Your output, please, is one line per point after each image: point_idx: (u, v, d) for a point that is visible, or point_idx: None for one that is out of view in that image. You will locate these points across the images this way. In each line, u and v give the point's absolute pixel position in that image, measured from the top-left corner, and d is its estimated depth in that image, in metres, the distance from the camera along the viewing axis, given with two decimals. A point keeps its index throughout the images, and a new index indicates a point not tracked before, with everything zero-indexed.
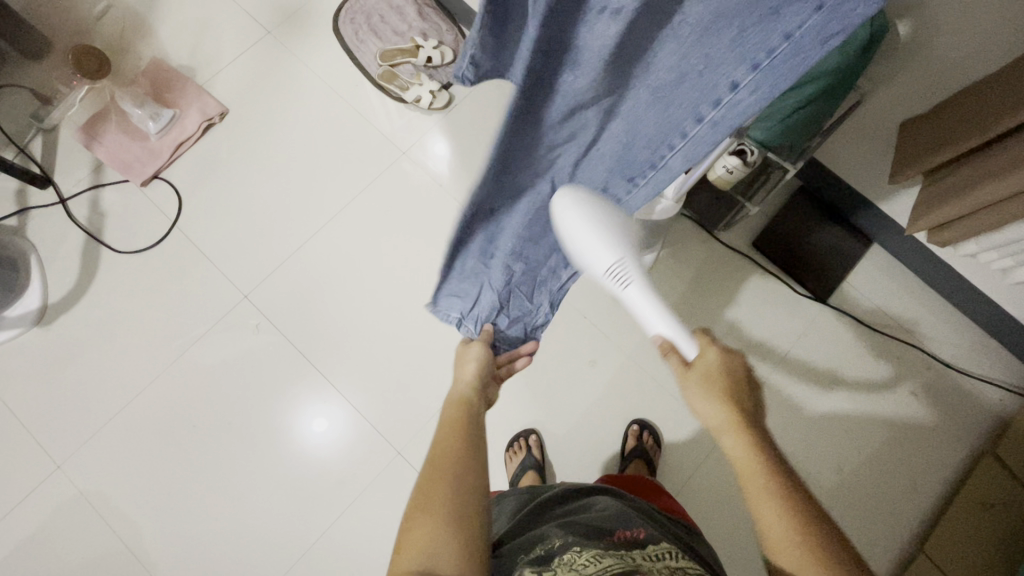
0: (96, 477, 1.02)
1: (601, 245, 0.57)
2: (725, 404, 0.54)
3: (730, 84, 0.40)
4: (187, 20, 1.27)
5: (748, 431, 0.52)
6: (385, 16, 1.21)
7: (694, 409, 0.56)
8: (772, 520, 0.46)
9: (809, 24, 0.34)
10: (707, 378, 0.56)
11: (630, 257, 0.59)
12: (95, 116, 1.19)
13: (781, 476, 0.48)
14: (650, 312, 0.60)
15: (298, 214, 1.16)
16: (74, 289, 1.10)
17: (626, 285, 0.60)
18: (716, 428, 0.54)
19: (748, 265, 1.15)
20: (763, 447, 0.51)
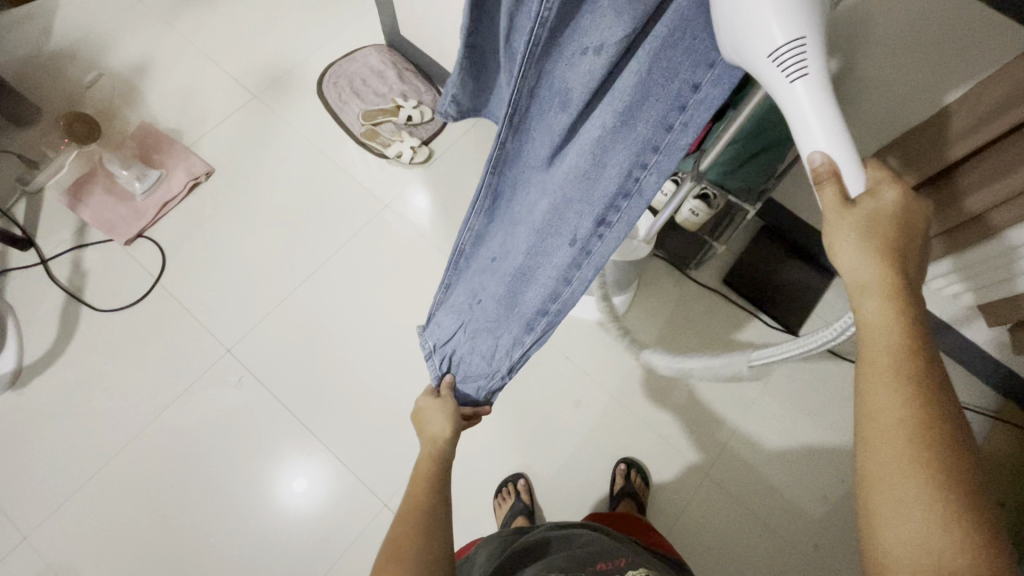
0: (64, 548, 0.97)
1: (772, 13, 0.37)
2: (885, 260, 0.40)
3: (692, 85, 0.43)
4: (176, 87, 1.32)
5: (904, 301, 0.40)
6: (367, 80, 1.33)
7: (835, 258, 0.43)
8: (893, 418, 0.38)
9: None
10: (869, 226, 0.41)
11: (812, 39, 0.38)
12: (81, 178, 1.21)
13: (923, 377, 0.38)
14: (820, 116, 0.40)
15: (282, 267, 1.18)
16: (50, 350, 1.08)
17: (793, 79, 0.39)
18: (860, 289, 0.41)
19: (720, 300, 1.21)
20: (914, 331, 0.39)
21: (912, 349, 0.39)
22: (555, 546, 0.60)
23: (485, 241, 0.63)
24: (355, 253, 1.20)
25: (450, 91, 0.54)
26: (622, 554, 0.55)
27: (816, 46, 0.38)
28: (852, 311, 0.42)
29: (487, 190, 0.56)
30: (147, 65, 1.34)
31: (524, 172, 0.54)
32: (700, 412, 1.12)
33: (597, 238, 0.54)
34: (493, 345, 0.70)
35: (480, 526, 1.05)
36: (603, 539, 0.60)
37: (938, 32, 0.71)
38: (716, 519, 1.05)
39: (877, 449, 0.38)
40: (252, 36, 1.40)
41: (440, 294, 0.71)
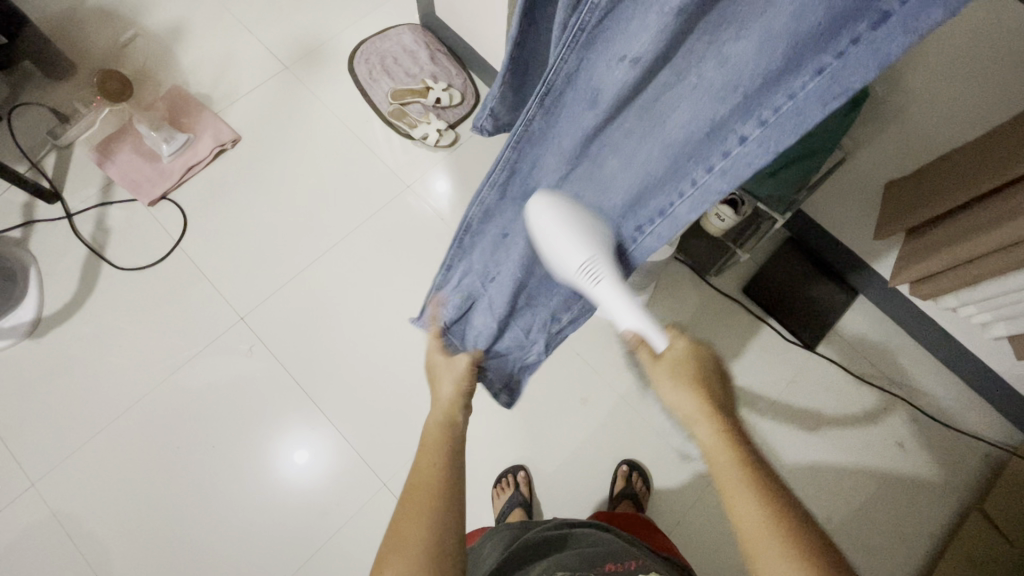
0: (71, 498, 0.99)
1: (569, 242, 0.53)
2: (695, 391, 0.53)
3: (739, 138, 0.43)
4: (209, 52, 1.32)
5: (719, 419, 0.51)
6: (399, 60, 1.32)
7: (667, 402, 0.54)
8: (747, 518, 0.45)
9: (811, 85, 0.38)
10: (676, 370, 0.54)
11: (602, 255, 0.54)
12: (110, 136, 1.22)
13: (761, 476, 0.47)
14: (622, 308, 0.54)
15: (301, 240, 1.18)
16: (69, 304, 1.10)
17: (597, 282, 0.54)
18: (688, 416, 0.53)
19: (739, 310, 1.18)
20: (734, 436, 0.50)
21: (742, 456, 0.48)
22: (559, 545, 0.59)
23: (494, 217, 0.61)
24: (373, 232, 1.20)
25: (489, 101, 0.55)
26: (632, 553, 0.56)
27: (606, 266, 0.54)
28: (691, 434, 0.52)
29: (505, 164, 0.54)
30: (181, 28, 1.34)
31: (549, 152, 0.53)
32: None
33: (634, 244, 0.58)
34: (526, 323, 0.72)
35: (476, 514, 1.05)
36: (611, 540, 0.59)
37: (997, 55, 0.69)
38: (715, 529, 1.03)
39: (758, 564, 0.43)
40: (287, 6, 1.39)
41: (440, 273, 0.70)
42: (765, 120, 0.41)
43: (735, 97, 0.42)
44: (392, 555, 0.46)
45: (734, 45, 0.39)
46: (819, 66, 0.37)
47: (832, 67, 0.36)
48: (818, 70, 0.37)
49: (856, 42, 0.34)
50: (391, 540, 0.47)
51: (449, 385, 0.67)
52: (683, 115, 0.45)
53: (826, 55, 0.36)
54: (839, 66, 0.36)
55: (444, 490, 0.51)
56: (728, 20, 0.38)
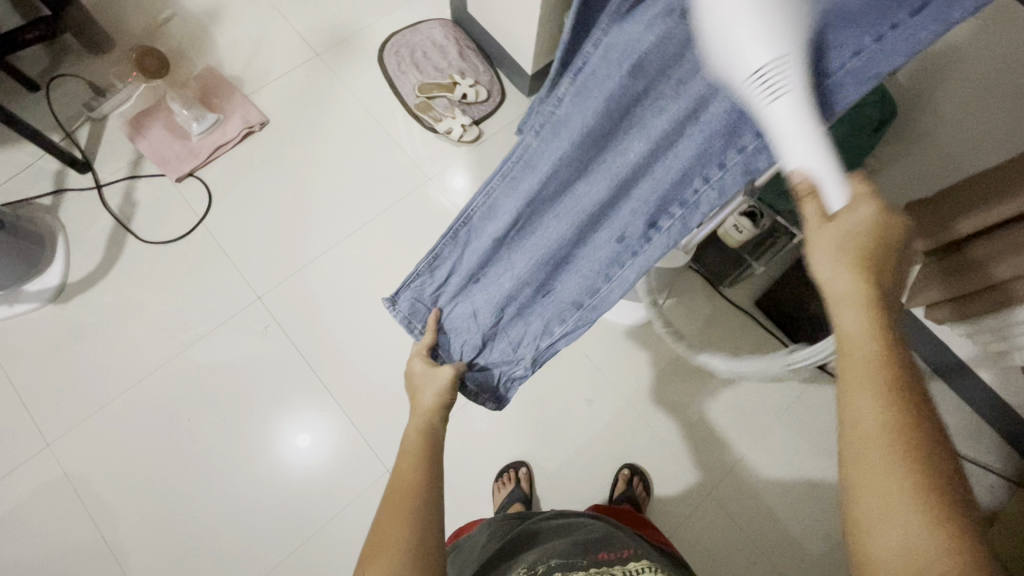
0: (84, 461, 1.01)
1: (746, 41, 0.39)
2: (860, 271, 0.41)
3: None
4: (243, 35, 1.35)
5: (882, 310, 0.40)
6: (428, 54, 1.34)
7: (814, 272, 0.43)
8: (864, 415, 0.36)
9: (848, 65, 0.42)
10: (843, 243, 0.42)
11: (792, 59, 0.39)
12: (143, 111, 1.25)
13: (909, 402, 0.36)
14: (796, 136, 0.41)
15: (322, 225, 1.20)
16: (94, 272, 1.12)
17: (773, 98, 0.40)
18: (837, 302, 0.41)
19: (750, 323, 1.19)
20: (891, 332, 0.39)
21: (894, 369, 0.37)
22: (551, 535, 0.59)
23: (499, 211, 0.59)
24: (392, 222, 1.21)
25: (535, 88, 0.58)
26: (624, 543, 0.55)
27: (793, 72, 0.40)
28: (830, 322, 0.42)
29: (519, 156, 0.55)
30: (218, 10, 1.37)
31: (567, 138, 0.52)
32: (709, 432, 1.11)
33: (640, 246, 0.57)
34: (519, 332, 0.69)
35: (475, 507, 1.06)
36: (604, 529, 0.59)
37: None
38: (712, 539, 1.04)
39: (862, 495, 0.35)
40: None
41: (424, 265, 0.66)
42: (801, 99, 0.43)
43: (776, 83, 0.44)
44: (372, 555, 0.44)
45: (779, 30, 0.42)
46: (855, 49, 0.41)
47: (870, 49, 0.41)
48: (857, 51, 0.41)
49: (893, 28, 0.40)
50: (371, 543, 0.46)
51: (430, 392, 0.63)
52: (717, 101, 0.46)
53: (865, 38, 0.41)
54: (877, 49, 0.41)
55: (421, 495, 0.49)
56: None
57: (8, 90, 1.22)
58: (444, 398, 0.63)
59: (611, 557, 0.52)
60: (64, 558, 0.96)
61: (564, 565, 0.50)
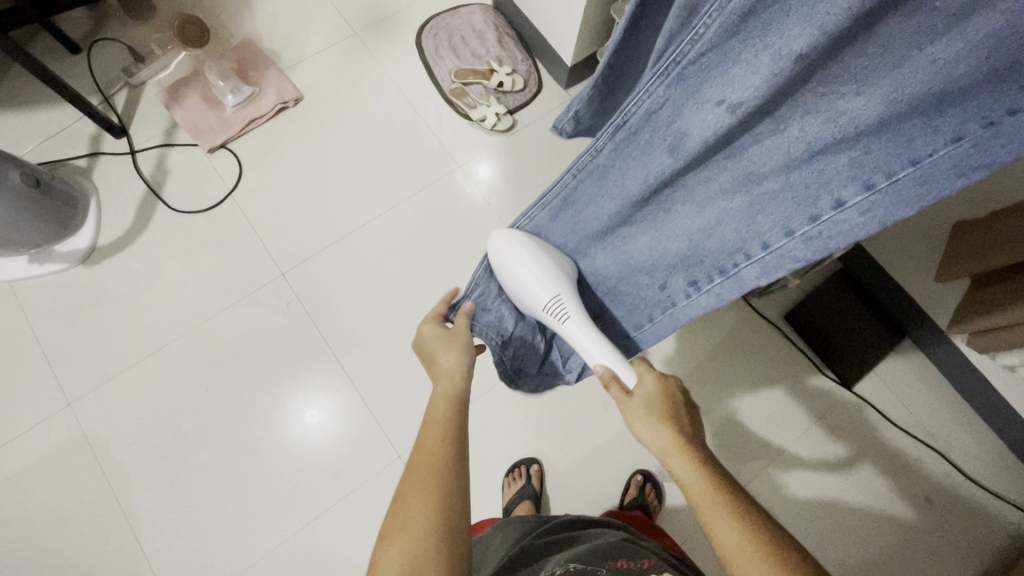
0: (103, 423, 1.02)
1: (536, 283, 0.61)
2: (668, 426, 0.52)
3: (834, 202, 0.40)
4: (283, 9, 1.34)
5: (693, 448, 0.51)
6: (467, 39, 1.32)
7: (637, 435, 0.54)
8: (732, 547, 0.43)
9: (940, 154, 0.33)
10: (648, 405, 0.54)
11: (566, 296, 0.61)
12: (180, 80, 1.25)
13: (744, 509, 0.45)
14: (590, 343, 0.60)
15: (349, 205, 1.19)
16: (123, 237, 1.13)
17: (563, 319, 0.61)
18: (661, 450, 0.52)
19: (777, 336, 1.15)
20: (710, 465, 0.49)
21: (723, 499, 0.46)
22: (568, 545, 0.57)
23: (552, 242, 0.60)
24: (419, 207, 1.20)
25: (573, 106, 0.53)
26: (645, 554, 0.52)
27: (568, 299, 0.61)
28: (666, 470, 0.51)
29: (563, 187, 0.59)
30: None
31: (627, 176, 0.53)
32: (726, 446, 1.08)
33: (687, 296, 0.57)
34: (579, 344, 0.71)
35: (485, 500, 1.05)
36: (621, 538, 0.57)
37: None
38: (723, 554, 1.01)
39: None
40: None
41: (481, 271, 0.67)
42: (874, 186, 0.37)
43: (851, 159, 0.38)
44: (395, 532, 0.43)
45: (858, 100, 0.36)
46: (963, 126, 0.31)
47: (974, 138, 0.31)
48: (956, 137, 0.32)
49: (1015, 113, 0.29)
50: (394, 515, 0.44)
51: (457, 353, 0.58)
52: (775, 163, 0.42)
53: (972, 121, 0.31)
54: (985, 135, 0.31)
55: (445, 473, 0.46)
56: (849, 78, 0.35)
57: (50, 51, 1.23)
58: (467, 366, 0.58)
59: (628, 567, 0.49)
60: (79, 515, 0.97)
61: None
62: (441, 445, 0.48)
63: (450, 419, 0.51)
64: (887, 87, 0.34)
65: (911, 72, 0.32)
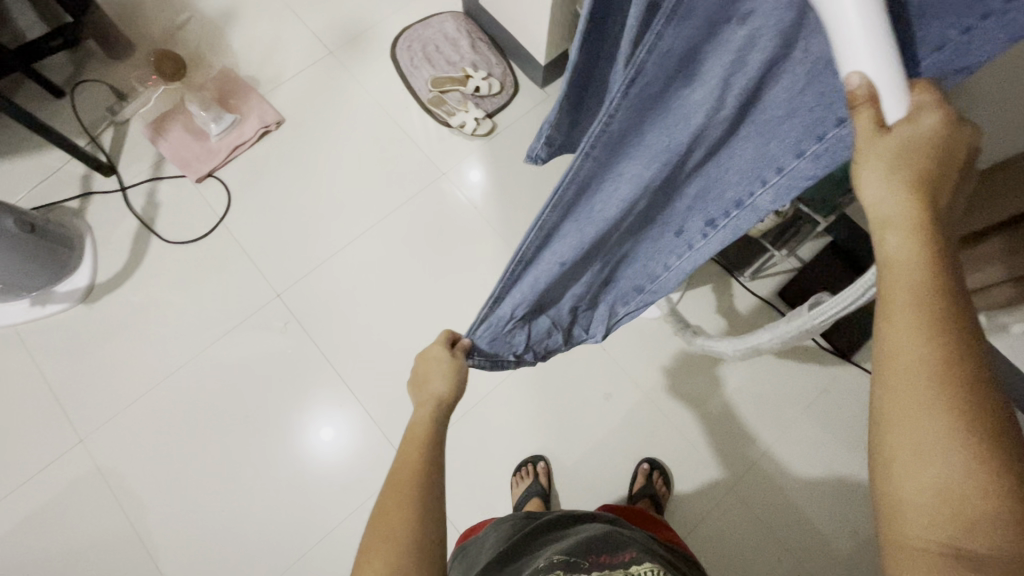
0: (115, 455, 1.05)
1: None
2: (912, 192, 0.32)
3: (837, 118, 0.40)
4: (257, 35, 1.36)
5: (934, 233, 0.32)
6: (441, 48, 1.33)
7: (861, 194, 0.34)
8: (908, 356, 0.31)
9: (929, 63, 0.34)
10: (902, 155, 0.33)
11: None
12: (164, 114, 1.27)
13: (960, 329, 0.30)
14: (875, 48, 0.29)
15: (339, 221, 1.21)
16: (121, 272, 1.16)
17: (849, 16, 0.28)
18: (881, 222, 0.34)
19: (772, 314, 1.16)
20: (942, 262, 0.32)
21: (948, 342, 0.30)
22: (556, 540, 0.59)
23: (555, 241, 0.50)
24: (408, 217, 1.22)
25: (544, 129, 0.53)
26: (629, 547, 0.53)
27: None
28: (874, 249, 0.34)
29: (560, 204, 0.46)
30: (234, 10, 1.38)
31: (629, 166, 0.44)
32: (732, 426, 1.09)
33: (702, 237, 0.54)
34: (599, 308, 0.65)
35: (495, 501, 1.05)
36: (609, 530, 0.58)
37: None
38: (735, 535, 1.02)
39: (902, 495, 0.30)
40: None
41: (487, 310, 0.55)
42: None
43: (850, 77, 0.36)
44: (375, 546, 0.44)
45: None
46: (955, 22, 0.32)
47: (955, 44, 0.33)
48: (937, 47, 0.33)
49: (986, 17, 0.31)
50: (376, 529, 0.45)
51: (444, 379, 0.58)
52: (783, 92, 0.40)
53: (951, 30, 0.32)
54: (965, 40, 0.32)
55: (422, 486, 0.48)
56: None
57: (36, 97, 1.26)
58: (454, 392, 0.59)
59: (612, 561, 0.50)
60: (98, 549, 0.99)
61: (565, 568, 0.49)
62: (420, 465, 0.50)
63: (429, 438, 0.54)
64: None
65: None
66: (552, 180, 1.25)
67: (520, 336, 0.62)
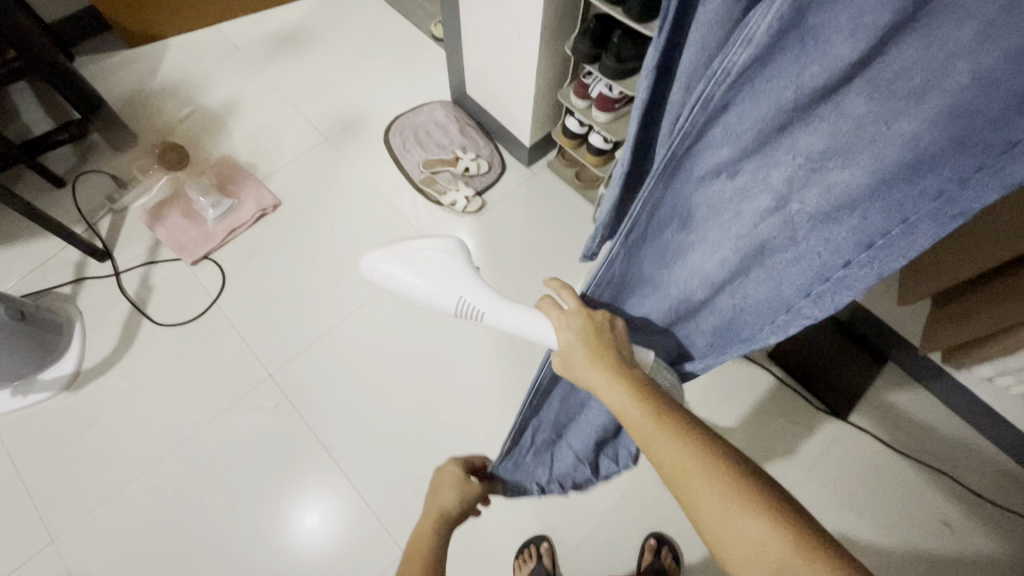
0: (89, 555, 0.98)
1: (430, 291, 0.65)
2: (602, 362, 0.49)
3: (842, 263, 0.38)
4: (256, 125, 1.44)
5: (631, 377, 0.47)
6: (432, 133, 1.42)
7: (576, 378, 0.50)
8: (668, 462, 0.42)
9: (924, 211, 0.33)
10: (587, 347, 0.50)
11: (467, 292, 0.63)
12: (162, 201, 1.31)
13: (688, 430, 0.43)
14: (509, 324, 0.59)
15: (334, 298, 1.22)
16: (109, 357, 1.14)
17: (479, 316, 0.61)
18: (598, 389, 0.49)
19: (764, 375, 1.16)
20: (649, 394, 0.46)
21: (642, 390, 0.46)
22: None
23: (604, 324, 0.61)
24: (404, 291, 1.24)
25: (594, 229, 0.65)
26: None
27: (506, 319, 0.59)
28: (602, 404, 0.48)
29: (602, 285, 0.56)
30: (235, 103, 1.47)
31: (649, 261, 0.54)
32: None
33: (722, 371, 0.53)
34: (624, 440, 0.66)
35: None
36: None
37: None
38: None
39: (682, 477, 0.41)
40: (332, 84, 1.51)
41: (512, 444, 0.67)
42: (912, 221, 0.34)
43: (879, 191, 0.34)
44: None
45: (840, 172, 0.37)
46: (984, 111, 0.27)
47: (950, 196, 0.31)
48: (939, 192, 0.32)
49: (979, 171, 0.30)
50: None
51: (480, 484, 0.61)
52: (776, 231, 0.42)
53: (949, 181, 0.31)
54: (960, 192, 0.31)
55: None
56: (830, 140, 0.36)
57: (37, 188, 1.30)
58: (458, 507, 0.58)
59: None
60: None
61: None
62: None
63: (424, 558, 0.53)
64: (866, 155, 0.35)
65: (924, 98, 0.31)
66: (541, 252, 1.30)
67: (546, 467, 0.73)
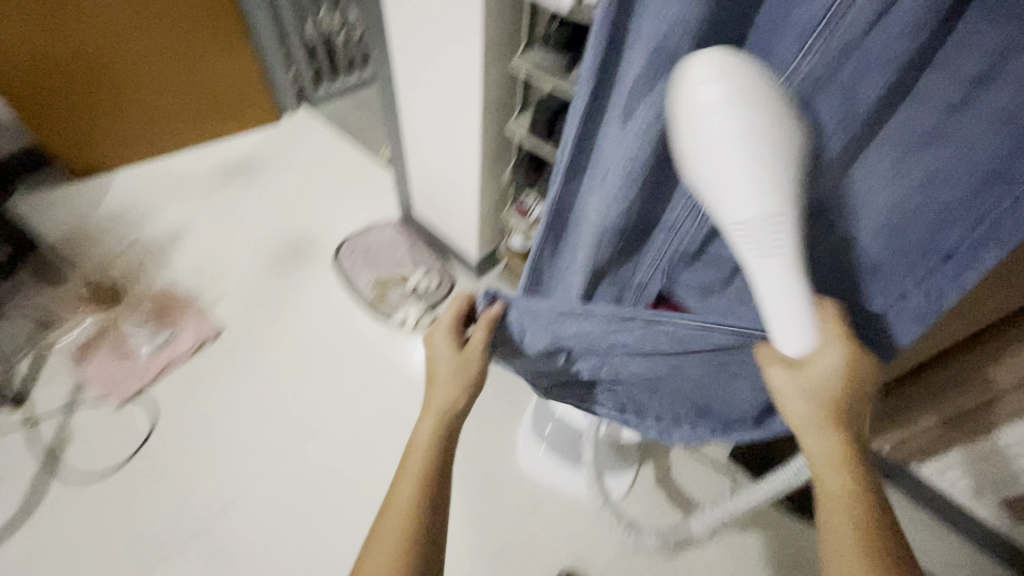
0: None
1: (732, 193, 0.37)
2: (826, 412, 0.48)
3: (902, 290, 0.47)
4: (202, 252, 1.42)
5: (842, 428, 0.49)
6: (382, 252, 1.42)
7: (787, 414, 0.50)
8: (840, 520, 0.46)
9: (967, 238, 0.41)
10: (812, 393, 0.48)
11: (786, 213, 0.38)
12: (91, 338, 1.24)
13: (870, 503, 0.47)
14: (783, 285, 0.41)
15: (280, 431, 1.15)
16: (5, 526, 1.02)
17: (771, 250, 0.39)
18: (800, 428, 0.50)
19: (730, 476, 1.15)
20: (852, 450, 0.48)
21: (852, 445, 0.48)
22: None
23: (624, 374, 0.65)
24: (356, 414, 1.19)
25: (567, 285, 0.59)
26: None
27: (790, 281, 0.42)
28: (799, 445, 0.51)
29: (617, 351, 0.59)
30: (181, 231, 1.46)
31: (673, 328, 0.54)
32: None
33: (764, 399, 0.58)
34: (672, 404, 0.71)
35: None
36: None
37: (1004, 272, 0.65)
38: None
39: (832, 530, 0.47)
40: (283, 208, 1.54)
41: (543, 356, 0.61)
42: (957, 248, 0.42)
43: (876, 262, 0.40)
44: None
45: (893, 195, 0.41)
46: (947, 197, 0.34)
47: (980, 228, 0.40)
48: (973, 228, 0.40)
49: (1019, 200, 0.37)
50: None
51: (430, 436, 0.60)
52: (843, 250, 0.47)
53: (998, 204, 0.38)
54: (998, 227, 0.39)
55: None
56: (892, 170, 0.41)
57: None
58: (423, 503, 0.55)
59: None
60: None
61: None
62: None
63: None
64: (920, 183, 0.40)
65: (978, 146, 0.36)
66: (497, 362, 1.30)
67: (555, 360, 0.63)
